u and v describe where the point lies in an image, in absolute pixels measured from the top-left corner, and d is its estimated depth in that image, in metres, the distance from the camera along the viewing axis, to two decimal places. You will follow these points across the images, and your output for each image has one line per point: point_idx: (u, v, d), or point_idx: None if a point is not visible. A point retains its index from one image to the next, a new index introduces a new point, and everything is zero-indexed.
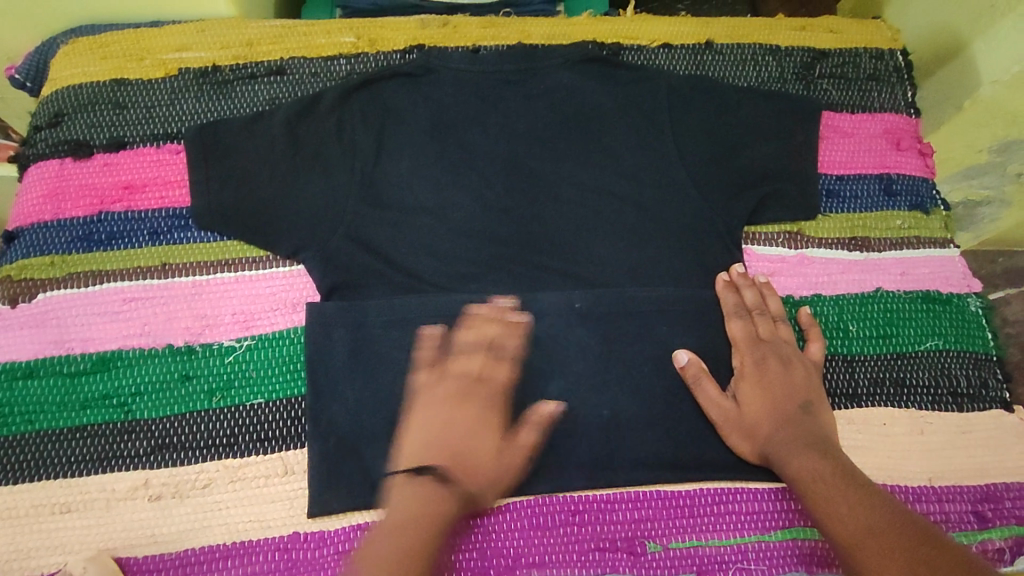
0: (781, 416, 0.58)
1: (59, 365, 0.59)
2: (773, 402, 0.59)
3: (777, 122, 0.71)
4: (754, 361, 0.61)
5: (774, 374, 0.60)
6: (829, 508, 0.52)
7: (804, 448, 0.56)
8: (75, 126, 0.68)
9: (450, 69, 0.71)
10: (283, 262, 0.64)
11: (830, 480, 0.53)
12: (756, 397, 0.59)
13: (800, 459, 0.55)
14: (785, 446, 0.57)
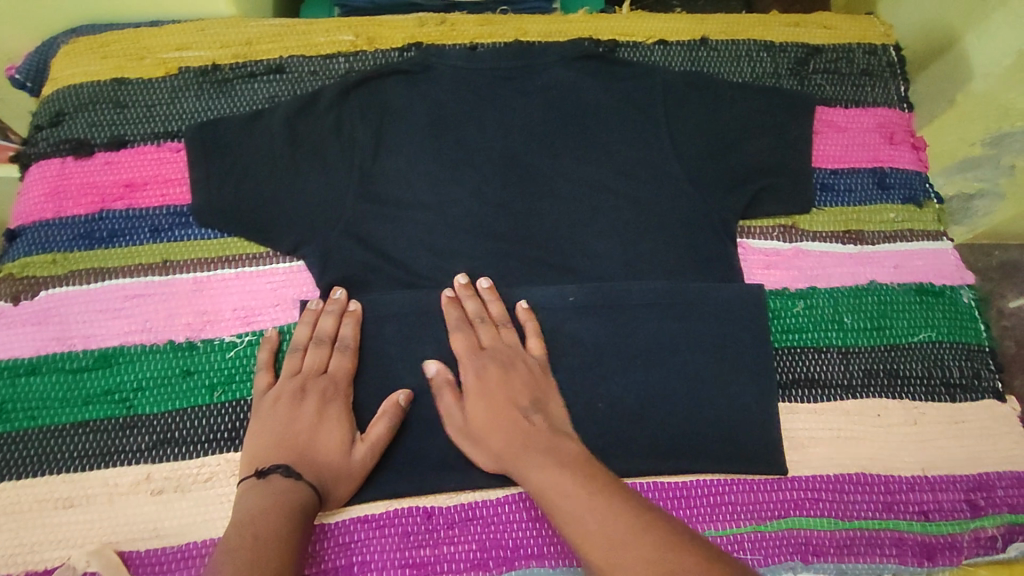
0: (505, 426, 0.56)
1: (60, 361, 0.60)
2: (496, 411, 0.57)
3: (770, 118, 0.72)
4: (477, 374, 0.59)
5: (499, 382, 0.58)
6: None
7: (544, 462, 0.53)
8: (75, 125, 0.69)
9: (447, 67, 0.72)
10: (282, 258, 0.65)
11: (561, 487, 0.50)
12: (482, 409, 0.57)
13: (540, 471, 0.52)
14: (516, 457, 0.54)
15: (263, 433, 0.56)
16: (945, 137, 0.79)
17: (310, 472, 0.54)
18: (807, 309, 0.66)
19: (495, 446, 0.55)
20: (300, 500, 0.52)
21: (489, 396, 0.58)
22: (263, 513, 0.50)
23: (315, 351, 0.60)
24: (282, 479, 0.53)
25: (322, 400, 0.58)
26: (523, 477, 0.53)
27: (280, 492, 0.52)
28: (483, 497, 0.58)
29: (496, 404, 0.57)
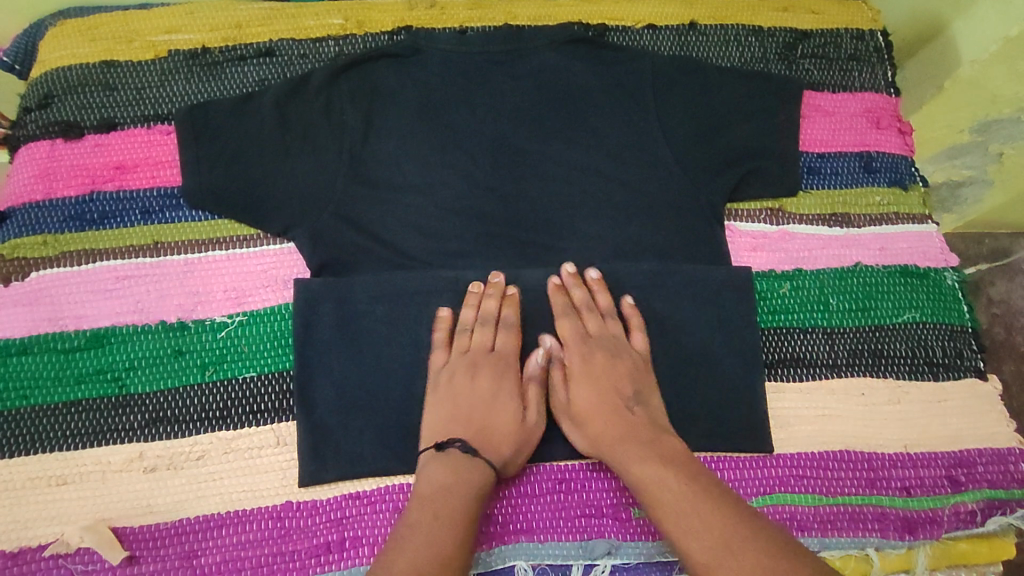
0: (626, 415, 0.57)
1: (52, 342, 0.60)
2: (596, 398, 0.59)
3: (758, 102, 0.72)
4: (581, 355, 0.61)
5: (603, 366, 0.60)
6: (672, 524, 0.50)
7: (644, 453, 0.55)
8: (65, 107, 0.69)
9: (437, 51, 0.72)
10: (273, 240, 0.65)
11: (664, 483, 0.52)
12: (589, 393, 0.59)
13: (641, 469, 0.54)
14: (613, 446, 0.56)
15: (443, 409, 0.58)
16: (933, 123, 0.80)
17: (488, 450, 0.56)
18: (793, 290, 0.67)
19: (599, 432, 0.57)
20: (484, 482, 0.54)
21: (596, 379, 0.59)
22: (450, 497, 0.52)
23: (472, 333, 0.61)
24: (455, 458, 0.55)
25: (455, 375, 0.59)
26: (624, 469, 0.55)
27: (455, 471, 0.54)
28: None
29: (601, 389, 0.59)
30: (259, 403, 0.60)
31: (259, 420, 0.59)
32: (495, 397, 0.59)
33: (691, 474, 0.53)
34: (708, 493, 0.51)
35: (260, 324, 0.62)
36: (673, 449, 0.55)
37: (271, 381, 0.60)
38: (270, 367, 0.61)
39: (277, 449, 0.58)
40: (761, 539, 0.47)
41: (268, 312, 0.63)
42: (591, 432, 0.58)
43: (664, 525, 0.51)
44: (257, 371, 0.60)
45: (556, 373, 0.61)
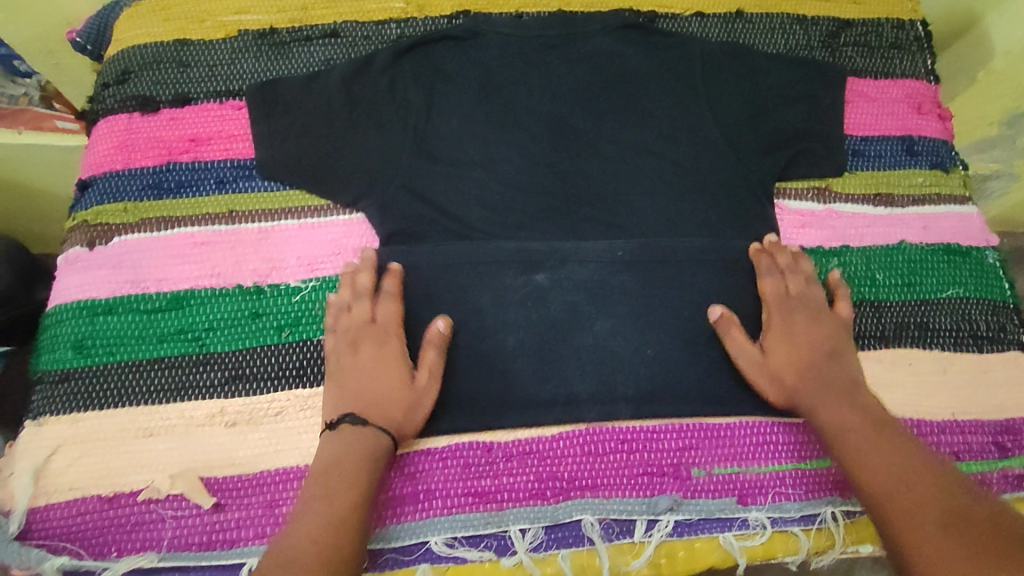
0: (822, 370, 0.61)
1: (136, 303, 0.63)
2: (800, 357, 0.62)
3: (804, 86, 0.75)
4: (786, 315, 0.64)
5: (804, 327, 0.64)
6: (861, 461, 0.55)
7: (836, 403, 0.59)
8: (141, 83, 0.71)
9: (496, 33, 0.75)
10: (343, 210, 0.68)
11: (858, 428, 0.57)
12: (787, 350, 0.63)
13: (835, 412, 0.59)
14: (813, 396, 0.60)
15: (336, 382, 0.60)
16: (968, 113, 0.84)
17: (377, 415, 0.58)
18: (840, 266, 0.69)
19: (796, 386, 0.61)
20: (367, 447, 0.56)
21: (800, 338, 0.63)
22: (339, 465, 0.54)
23: (383, 304, 0.62)
24: (371, 430, 0.56)
25: (368, 348, 0.61)
26: (819, 416, 0.59)
27: (369, 442, 0.56)
28: (538, 433, 0.61)
29: (811, 347, 0.63)
30: None
31: None
32: (388, 368, 0.60)
33: (881, 426, 0.57)
34: (893, 439, 0.55)
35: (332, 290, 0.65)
36: (876, 405, 0.59)
37: None
38: None
39: None
40: (933, 478, 0.51)
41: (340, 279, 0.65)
42: (782, 386, 0.62)
43: (852, 462, 0.55)
44: None
45: (734, 329, 0.63)
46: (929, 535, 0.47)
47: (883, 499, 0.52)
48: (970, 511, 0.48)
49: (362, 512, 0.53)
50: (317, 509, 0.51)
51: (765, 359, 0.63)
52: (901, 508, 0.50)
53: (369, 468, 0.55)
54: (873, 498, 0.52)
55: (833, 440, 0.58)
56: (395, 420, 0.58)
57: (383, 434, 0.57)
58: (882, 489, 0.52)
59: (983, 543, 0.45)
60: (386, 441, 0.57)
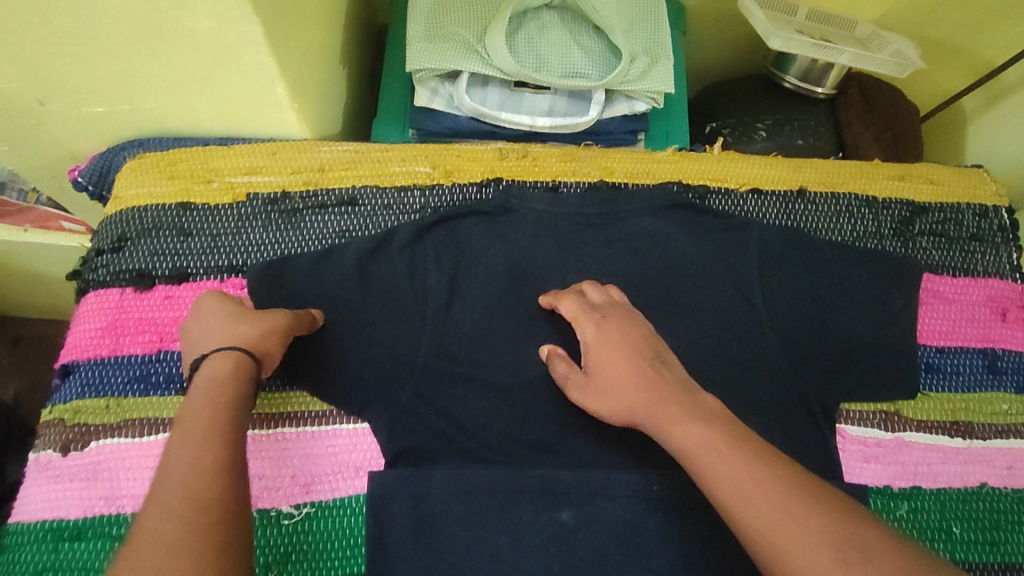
0: (653, 374, 0.53)
1: (107, 526, 0.56)
2: (621, 367, 0.54)
3: (874, 287, 0.67)
4: (597, 326, 0.57)
5: (622, 332, 0.56)
6: (722, 485, 0.45)
7: (687, 413, 0.50)
8: (137, 252, 0.66)
9: (530, 209, 0.68)
10: (347, 418, 0.61)
11: (717, 444, 0.47)
12: (615, 358, 0.55)
13: (683, 427, 0.49)
14: (653, 411, 0.51)
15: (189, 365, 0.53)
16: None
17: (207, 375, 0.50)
18: (912, 512, 0.61)
19: (632, 403, 0.53)
20: (212, 383, 0.49)
21: (617, 349, 0.55)
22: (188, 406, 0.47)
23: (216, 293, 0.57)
24: (213, 361, 0.50)
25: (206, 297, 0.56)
26: (665, 431, 0.50)
27: (218, 371, 0.49)
28: None
29: (632, 356, 0.54)
30: None
31: None
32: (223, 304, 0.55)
33: (739, 435, 0.48)
34: (754, 450, 0.47)
35: (329, 518, 0.58)
36: (714, 406, 0.51)
37: None
38: (338, 571, 0.57)
39: None
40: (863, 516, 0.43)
41: (338, 505, 0.59)
42: (620, 400, 0.53)
43: (711, 482, 0.46)
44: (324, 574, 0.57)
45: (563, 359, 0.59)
46: (823, 567, 0.39)
47: (763, 536, 0.42)
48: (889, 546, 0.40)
49: (224, 445, 0.45)
50: (170, 467, 0.43)
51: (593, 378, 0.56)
52: (784, 534, 0.41)
53: (217, 400, 0.47)
54: (747, 524, 0.43)
55: (691, 466, 0.47)
56: (232, 340, 0.51)
57: (226, 353, 0.50)
58: (751, 522, 0.43)
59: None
60: (229, 361, 0.50)
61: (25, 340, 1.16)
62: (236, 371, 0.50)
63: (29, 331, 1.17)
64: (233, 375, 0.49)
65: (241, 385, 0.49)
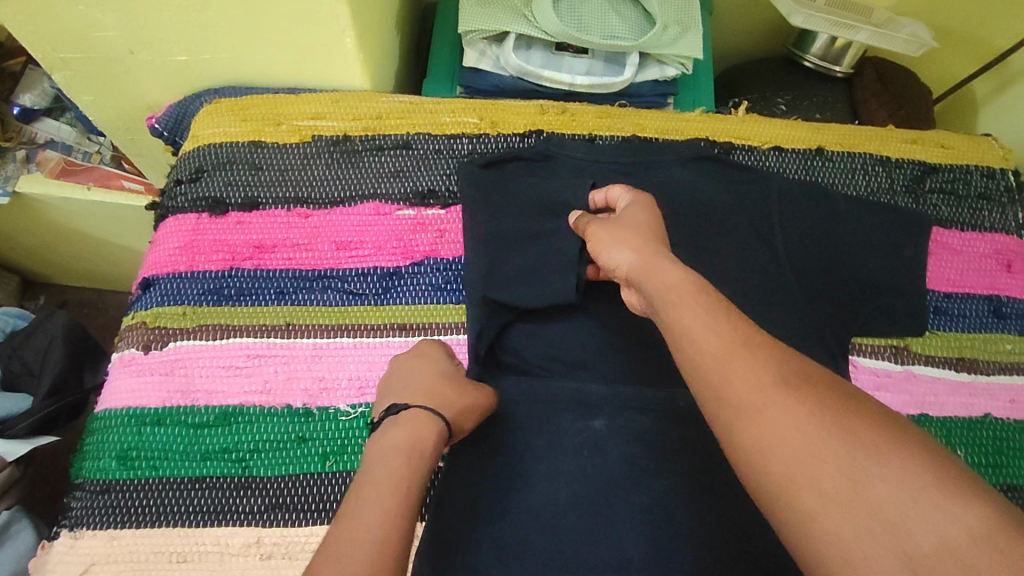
0: (656, 244, 0.57)
1: (184, 415, 0.62)
2: (626, 234, 0.58)
3: (886, 235, 0.72)
4: (629, 201, 0.64)
5: (639, 213, 0.61)
6: (683, 325, 0.48)
7: (670, 264, 0.53)
8: (212, 183, 0.73)
9: (567, 156, 0.75)
10: (400, 332, 0.67)
11: (690, 293, 0.50)
12: (624, 224, 0.60)
13: (666, 272, 0.52)
14: (648, 260, 0.55)
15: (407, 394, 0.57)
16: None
17: (422, 419, 0.55)
18: None
19: (627, 257, 0.56)
20: (412, 442, 0.53)
21: (631, 225, 0.60)
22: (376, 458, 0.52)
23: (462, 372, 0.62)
24: (412, 417, 0.55)
25: (404, 362, 0.61)
26: (648, 278, 0.53)
27: (419, 433, 0.54)
28: None
29: (641, 231, 0.58)
30: None
31: None
32: (428, 373, 0.59)
33: (707, 294, 0.50)
34: (718, 307, 0.49)
35: None
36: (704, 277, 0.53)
37: None
38: None
39: None
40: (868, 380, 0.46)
41: None
42: (617, 258, 0.58)
43: (681, 329, 0.48)
44: None
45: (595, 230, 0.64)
46: (749, 383, 0.43)
47: (716, 381, 0.44)
48: (860, 409, 0.40)
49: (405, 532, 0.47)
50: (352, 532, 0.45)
51: (598, 244, 0.61)
52: (726, 359, 0.45)
53: (409, 465, 0.51)
54: (694, 359, 0.47)
55: (663, 308, 0.51)
56: (430, 401, 0.56)
57: (431, 415, 0.55)
58: (698, 355, 0.46)
59: (891, 445, 0.37)
60: (433, 427, 0.55)
61: (70, 304, 1.24)
62: (434, 439, 0.54)
63: (73, 297, 1.25)
64: (420, 440, 0.53)
65: (433, 452, 0.54)
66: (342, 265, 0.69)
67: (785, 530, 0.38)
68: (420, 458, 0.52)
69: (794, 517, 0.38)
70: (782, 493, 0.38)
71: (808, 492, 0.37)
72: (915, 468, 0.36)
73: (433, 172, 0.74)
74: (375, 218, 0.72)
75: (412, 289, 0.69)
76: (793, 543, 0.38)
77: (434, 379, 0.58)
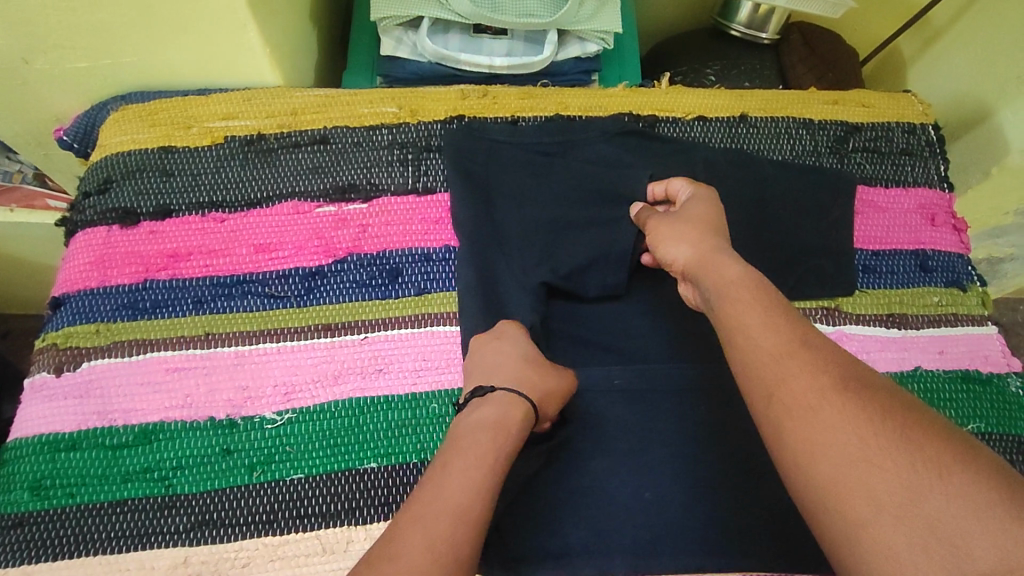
0: (714, 240, 0.56)
1: (101, 437, 0.59)
2: (684, 229, 0.58)
3: (813, 198, 0.72)
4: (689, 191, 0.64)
5: (701, 205, 0.61)
6: (737, 309, 0.49)
7: (733, 265, 0.53)
8: (122, 193, 0.70)
9: (490, 140, 0.73)
10: (325, 332, 0.64)
11: (750, 286, 0.50)
12: (683, 217, 0.60)
13: (730, 270, 0.52)
14: (706, 258, 0.54)
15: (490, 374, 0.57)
16: (981, 205, 0.93)
17: (512, 400, 0.54)
18: None
19: (684, 254, 0.56)
20: (499, 422, 0.52)
21: (690, 219, 0.59)
22: (465, 436, 0.51)
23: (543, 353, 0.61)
24: (501, 397, 0.54)
25: (484, 343, 0.60)
26: (706, 275, 0.53)
27: (505, 413, 0.53)
28: None
29: (700, 227, 0.58)
30: (310, 507, 0.57)
31: (308, 525, 0.57)
32: (511, 353, 0.59)
33: (768, 291, 0.50)
34: (777, 299, 0.49)
35: (310, 422, 0.61)
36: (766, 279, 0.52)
37: (322, 484, 0.58)
38: (319, 468, 0.59)
39: (323, 557, 0.56)
40: (801, 338, 0.45)
41: (318, 410, 0.61)
42: (674, 254, 0.57)
43: (734, 323, 0.48)
44: (305, 473, 0.59)
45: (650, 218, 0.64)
46: (779, 359, 0.44)
47: (771, 379, 0.44)
48: (916, 420, 0.39)
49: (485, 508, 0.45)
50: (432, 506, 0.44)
51: (658, 237, 0.60)
52: (757, 336, 0.46)
53: (498, 445, 0.50)
54: (740, 330, 0.48)
55: (721, 295, 0.51)
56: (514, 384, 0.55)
57: (518, 397, 0.54)
58: (750, 328, 0.47)
59: (950, 458, 0.36)
60: (520, 407, 0.54)
61: (12, 335, 1.19)
62: (523, 421, 0.53)
63: (16, 326, 1.20)
64: (503, 422, 0.52)
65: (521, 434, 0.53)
66: (262, 268, 0.67)
67: (828, 537, 0.38)
68: (508, 438, 0.51)
69: (840, 523, 0.37)
70: (831, 497, 0.38)
71: (859, 500, 0.37)
72: (976, 487, 0.35)
73: (354, 166, 0.72)
74: (294, 217, 0.69)
75: (335, 287, 0.67)
76: (835, 548, 0.37)
77: (514, 359, 0.58)
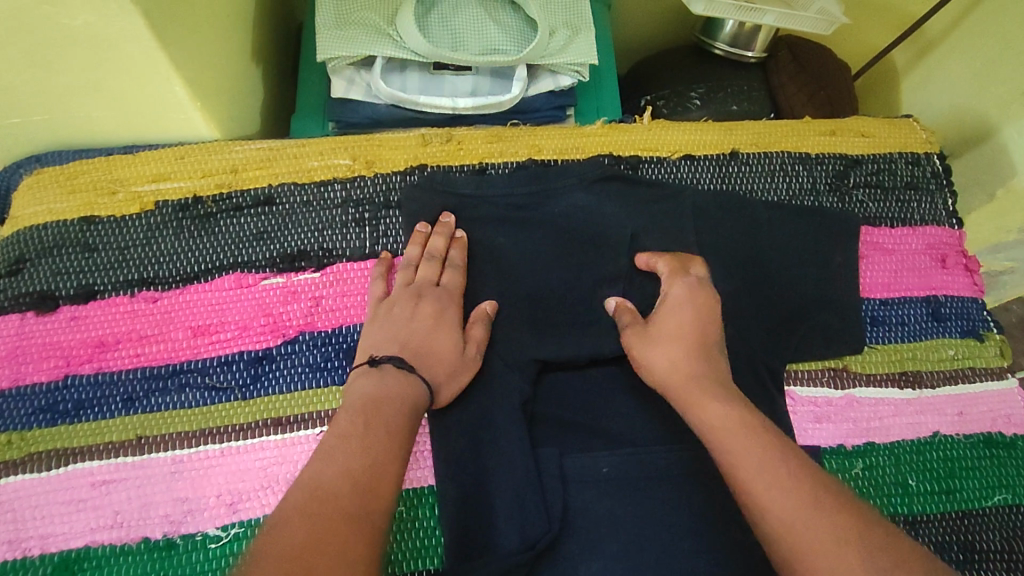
0: (702, 365, 0.52)
1: (15, 571, 0.51)
2: (669, 352, 0.53)
3: (813, 244, 0.66)
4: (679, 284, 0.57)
5: (692, 310, 0.55)
6: (733, 456, 0.45)
7: (724, 399, 0.49)
8: (38, 274, 0.61)
9: (455, 193, 0.65)
10: (275, 429, 0.57)
11: (740, 424, 0.47)
12: (669, 328, 0.54)
13: (717, 409, 0.48)
14: (693, 391, 0.50)
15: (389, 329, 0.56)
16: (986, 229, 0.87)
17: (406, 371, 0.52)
18: (866, 470, 0.59)
19: (668, 385, 0.52)
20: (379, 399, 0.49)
21: (675, 335, 0.54)
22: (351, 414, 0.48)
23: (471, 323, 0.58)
24: (392, 377, 0.51)
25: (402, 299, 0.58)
26: (691, 411, 0.50)
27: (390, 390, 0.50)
28: None
29: (686, 348, 0.53)
30: None
31: None
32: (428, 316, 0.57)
33: (757, 426, 0.47)
34: (772, 439, 0.46)
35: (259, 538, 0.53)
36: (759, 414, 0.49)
37: None
38: None
39: None
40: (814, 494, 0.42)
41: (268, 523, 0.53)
42: (661, 378, 0.53)
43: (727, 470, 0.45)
44: None
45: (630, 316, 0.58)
46: (787, 513, 0.42)
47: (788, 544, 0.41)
48: None
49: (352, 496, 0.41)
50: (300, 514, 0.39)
51: (642, 351, 0.55)
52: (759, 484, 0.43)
53: (375, 427, 0.47)
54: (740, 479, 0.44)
55: (713, 440, 0.47)
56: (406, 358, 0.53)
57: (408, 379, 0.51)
58: (749, 477, 0.44)
59: None
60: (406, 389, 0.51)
61: None
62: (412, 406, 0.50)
63: None
64: (386, 404, 0.49)
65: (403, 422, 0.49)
66: (201, 355, 0.59)
67: None
68: (382, 419, 0.48)
69: None
70: None
71: None
72: None
73: (303, 229, 0.64)
74: (236, 292, 0.61)
75: (285, 373, 0.59)
76: None
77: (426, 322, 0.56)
